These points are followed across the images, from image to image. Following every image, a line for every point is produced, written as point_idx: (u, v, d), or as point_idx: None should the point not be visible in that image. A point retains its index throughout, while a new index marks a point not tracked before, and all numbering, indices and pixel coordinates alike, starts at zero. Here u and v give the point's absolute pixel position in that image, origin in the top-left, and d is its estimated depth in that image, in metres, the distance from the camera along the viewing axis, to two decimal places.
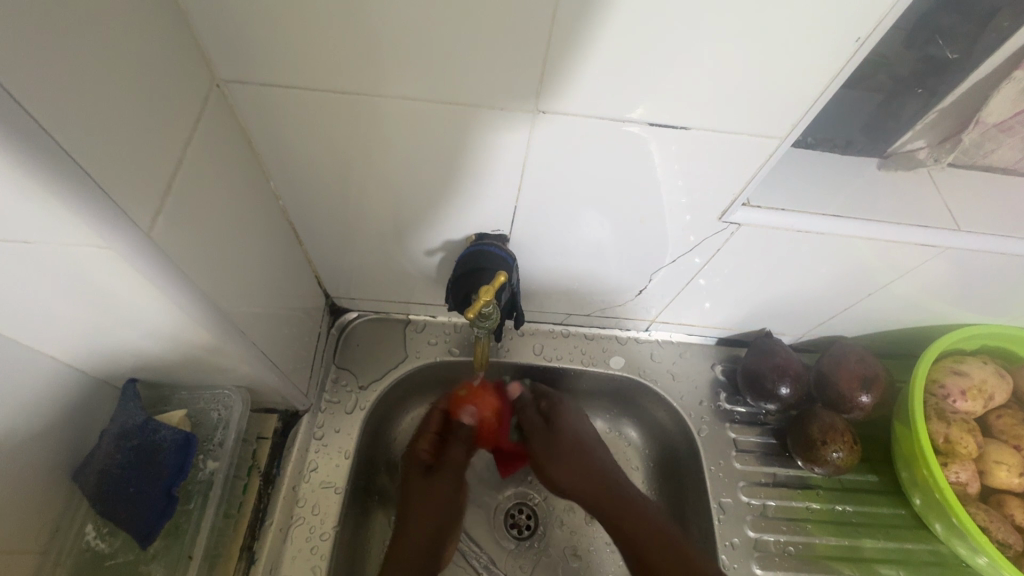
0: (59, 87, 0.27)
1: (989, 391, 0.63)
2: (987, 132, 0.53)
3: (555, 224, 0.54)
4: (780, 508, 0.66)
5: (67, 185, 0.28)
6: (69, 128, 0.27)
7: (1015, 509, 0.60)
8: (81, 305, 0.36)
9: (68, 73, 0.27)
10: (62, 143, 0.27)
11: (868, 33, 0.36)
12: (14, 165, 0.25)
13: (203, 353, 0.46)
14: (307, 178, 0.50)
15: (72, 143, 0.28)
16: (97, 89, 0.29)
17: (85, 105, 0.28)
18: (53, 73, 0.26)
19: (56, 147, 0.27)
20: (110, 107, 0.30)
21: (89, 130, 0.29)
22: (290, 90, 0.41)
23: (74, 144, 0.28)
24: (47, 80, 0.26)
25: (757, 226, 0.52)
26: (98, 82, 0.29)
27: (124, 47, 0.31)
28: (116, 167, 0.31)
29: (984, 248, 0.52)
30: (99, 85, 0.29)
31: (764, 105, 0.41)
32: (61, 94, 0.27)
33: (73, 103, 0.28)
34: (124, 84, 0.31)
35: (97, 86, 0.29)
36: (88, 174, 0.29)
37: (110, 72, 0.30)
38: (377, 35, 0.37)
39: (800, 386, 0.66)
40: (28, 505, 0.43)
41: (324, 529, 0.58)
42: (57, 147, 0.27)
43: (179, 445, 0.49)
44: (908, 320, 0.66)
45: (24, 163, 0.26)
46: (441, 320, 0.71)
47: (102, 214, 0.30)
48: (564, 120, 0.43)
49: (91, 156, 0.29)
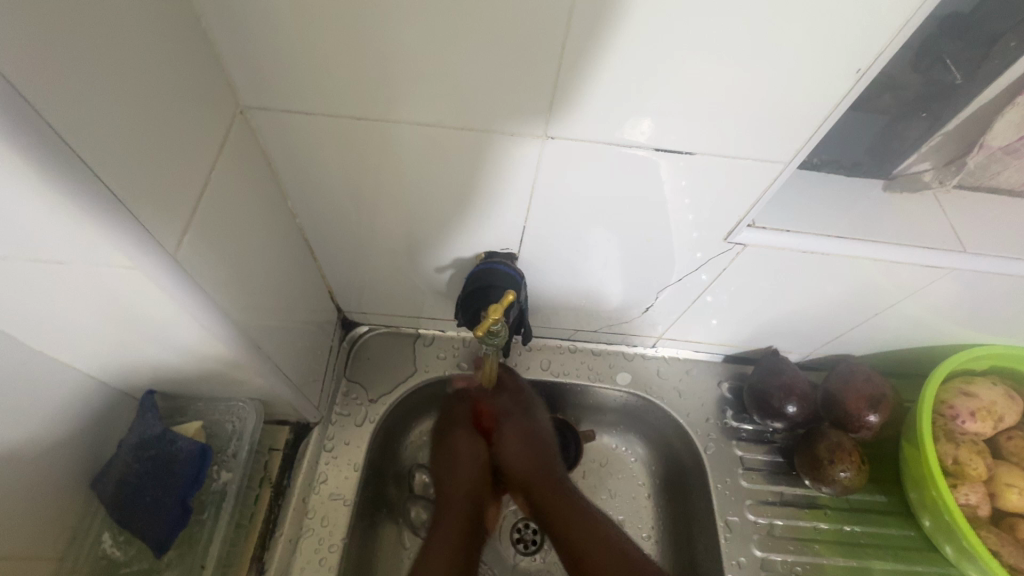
0: (91, 114, 0.28)
1: (999, 413, 0.63)
2: (992, 155, 0.53)
3: (563, 243, 0.55)
4: (787, 528, 0.65)
5: (96, 207, 0.29)
6: (99, 151, 0.29)
7: None
8: (105, 319, 0.38)
9: (101, 102, 0.29)
10: (94, 168, 0.29)
11: (868, 64, 0.37)
12: (54, 189, 0.27)
13: (221, 367, 0.48)
14: (322, 198, 0.51)
15: (105, 168, 0.30)
16: (129, 118, 0.31)
17: (117, 131, 0.30)
18: (87, 104, 0.28)
19: (92, 175, 0.29)
20: (141, 134, 0.32)
21: (119, 153, 0.30)
22: (310, 115, 0.43)
23: (106, 169, 0.30)
24: (81, 104, 0.28)
25: (763, 246, 0.53)
26: (131, 111, 0.31)
27: (156, 79, 0.33)
28: (146, 193, 0.33)
29: (988, 269, 0.53)
30: (130, 113, 0.31)
31: (768, 130, 0.42)
32: (92, 118, 0.28)
33: (103, 129, 0.29)
34: (154, 113, 0.33)
35: (128, 115, 0.31)
36: (120, 198, 0.31)
37: (142, 101, 0.32)
38: (392, 64, 0.39)
39: (807, 405, 0.66)
40: (48, 512, 0.45)
41: (333, 541, 0.59)
42: (89, 171, 0.29)
43: (194, 456, 0.50)
44: (916, 340, 0.65)
45: (59, 185, 0.27)
46: (449, 335, 0.73)
47: (131, 235, 0.32)
48: (572, 143, 0.44)
49: (124, 182, 0.31)
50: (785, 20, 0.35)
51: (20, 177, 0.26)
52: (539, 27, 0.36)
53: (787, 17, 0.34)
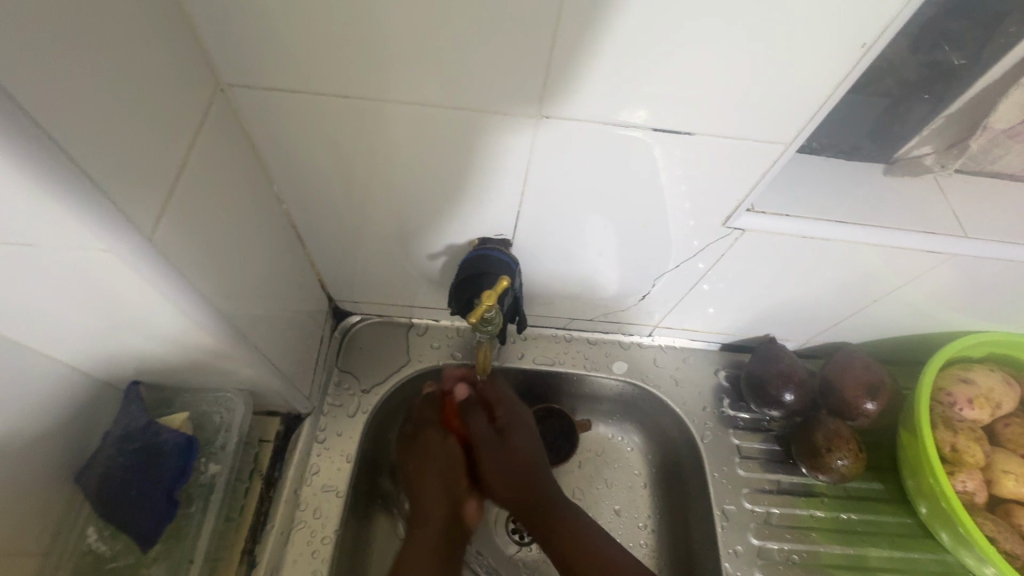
0: (59, 87, 0.26)
1: (997, 399, 0.61)
2: (996, 138, 0.52)
3: (559, 229, 0.54)
4: (784, 516, 0.65)
5: (68, 188, 0.28)
6: (67, 126, 0.27)
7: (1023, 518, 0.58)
8: (83, 306, 0.36)
9: (72, 76, 0.27)
10: (61, 144, 0.27)
11: (874, 39, 0.36)
12: (22, 169, 0.26)
13: (208, 357, 0.46)
14: (310, 182, 0.50)
15: (74, 144, 0.28)
16: (100, 91, 0.29)
17: (87, 105, 0.28)
18: (57, 79, 0.26)
19: (64, 156, 0.27)
20: (116, 110, 0.31)
21: (90, 130, 0.29)
22: (295, 95, 0.41)
23: (76, 147, 0.28)
24: (53, 80, 0.26)
25: (762, 232, 0.52)
26: (102, 84, 0.29)
27: (130, 51, 0.31)
28: (120, 173, 0.31)
29: (989, 255, 0.52)
30: (103, 87, 0.29)
31: (770, 111, 0.41)
32: (65, 95, 0.27)
33: (72, 102, 0.27)
34: (128, 89, 0.31)
35: (101, 90, 0.29)
36: (93, 180, 0.29)
37: (117, 77, 0.30)
38: (380, 40, 0.37)
39: (804, 393, 0.65)
40: (29, 506, 0.43)
41: (326, 533, 0.58)
42: (61, 153, 0.27)
43: (181, 448, 0.48)
44: (914, 327, 0.65)
45: (24, 158, 0.25)
46: (443, 324, 0.71)
47: (108, 218, 0.30)
48: (568, 125, 0.43)
49: (97, 162, 0.29)
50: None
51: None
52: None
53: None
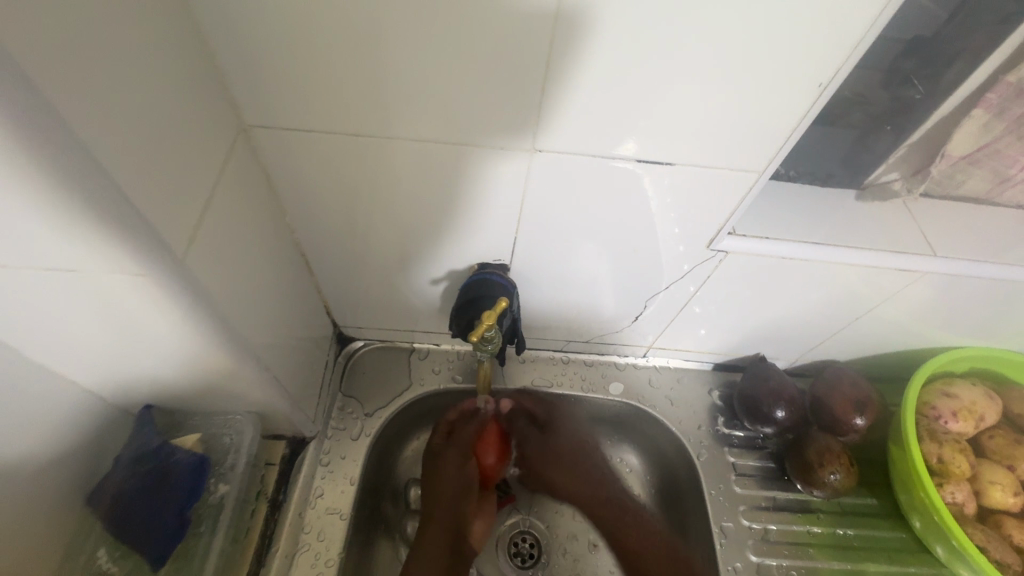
0: (117, 128, 0.30)
1: (980, 412, 0.63)
2: (957, 164, 0.56)
3: (553, 253, 0.57)
4: (782, 532, 0.66)
5: (115, 218, 0.31)
6: (121, 162, 0.30)
7: (1014, 530, 0.58)
8: (108, 329, 0.38)
9: (124, 117, 0.31)
10: (117, 179, 0.30)
11: (829, 78, 0.40)
12: (80, 202, 0.29)
13: (220, 379, 0.48)
14: (319, 212, 0.53)
15: (124, 175, 0.31)
16: (146, 131, 0.33)
17: (137, 144, 0.32)
18: (116, 122, 0.30)
19: (118, 191, 0.30)
20: (160, 146, 0.34)
21: (138, 166, 0.32)
22: (311, 133, 0.45)
23: (127, 181, 0.31)
24: (111, 122, 0.30)
25: (745, 253, 0.55)
26: (151, 126, 0.33)
27: (170, 97, 0.35)
28: (159, 204, 0.34)
29: (959, 271, 0.55)
30: (149, 128, 0.33)
31: (742, 141, 0.45)
32: (119, 136, 0.30)
33: (126, 141, 0.31)
34: (169, 129, 0.35)
35: (148, 129, 0.33)
36: (139, 211, 0.32)
37: (160, 119, 0.34)
38: (389, 83, 0.41)
39: (795, 409, 0.67)
40: (39, 528, 0.44)
41: (330, 555, 0.59)
42: (116, 186, 0.30)
43: (193, 468, 0.50)
44: (896, 343, 0.68)
45: (85, 190, 0.29)
46: (444, 349, 0.74)
47: (145, 244, 0.33)
48: (559, 157, 0.46)
49: (144, 195, 0.32)
50: (758, 37, 0.37)
51: (49, 181, 0.27)
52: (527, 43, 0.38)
53: (756, 36, 0.37)
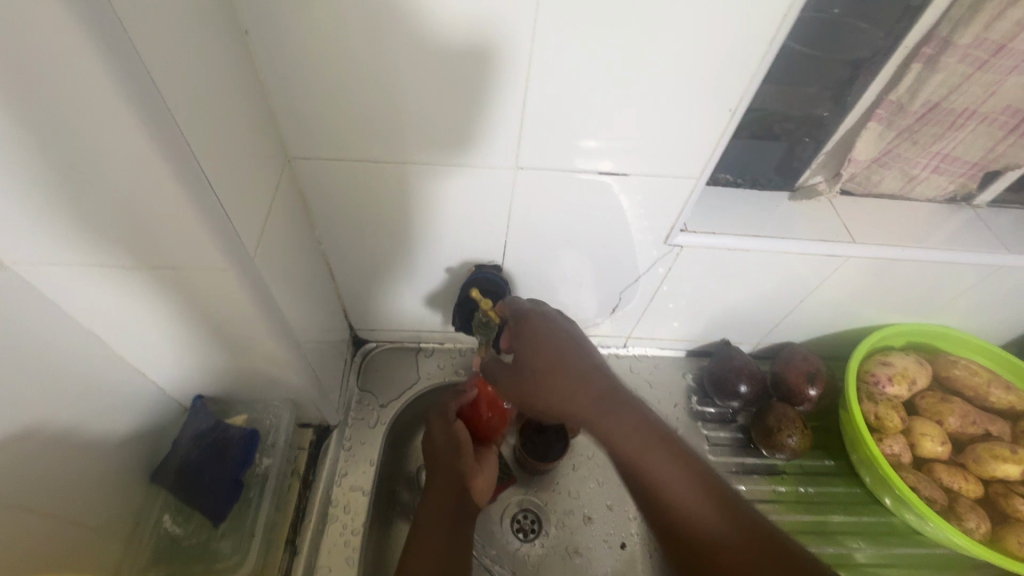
0: (213, 158, 0.39)
1: (912, 376, 0.72)
2: (869, 167, 0.68)
3: (539, 255, 0.67)
4: (751, 492, 0.75)
5: (217, 228, 0.40)
6: (219, 183, 0.40)
7: (942, 472, 0.67)
8: (186, 321, 0.48)
9: (218, 150, 0.40)
10: (218, 196, 0.40)
11: (736, 103, 0.50)
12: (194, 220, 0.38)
13: (265, 367, 0.58)
14: (342, 229, 0.62)
15: (221, 194, 0.40)
16: (231, 161, 0.42)
17: (225, 170, 0.41)
18: (215, 155, 0.39)
19: (219, 206, 0.40)
20: (238, 172, 0.43)
21: (228, 188, 0.41)
22: (340, 162, 0.54)
23: (223, 197, 0.41)
24: (212, 154, 0.39)
25: (697, 247, 0.65)
26: (234, 157, 0.42)
27: (244, 133, 0.44)
28: (240, 216, 0.43)
29: (876, 254, 0.66)
30: (232, 159, 0.42)
31: (685, 153, 0.54)
32: (216, 163, 0.39)
33: (218, 166, 0.40)
34: (245, 158, 0.44)
35: (230, 159, 0.42)
36: (231, 223, 0.42)
37: (239, 153, 0.43)
38: (404, 120, 0.50)
39: (756, 383, 0.77)
40: (120, 492, 0.53)
41: (355, 525, 0.67)
42: (217, 201, 0.39)
43: (245, 440, 0.58)
44: (839, 322, 0.78)
45: (199, 205, 0.38)
46: (447, 347, 0.84)
47: (234, 249, 0.42)
48: (542, 174, 0.56)
49: (234, 208, 0.42)
50: (697, 71, 0.47)
51: (177, 198, 0.36)
52: (517, 84, 0.48)
53: (697, 70, 0.47)
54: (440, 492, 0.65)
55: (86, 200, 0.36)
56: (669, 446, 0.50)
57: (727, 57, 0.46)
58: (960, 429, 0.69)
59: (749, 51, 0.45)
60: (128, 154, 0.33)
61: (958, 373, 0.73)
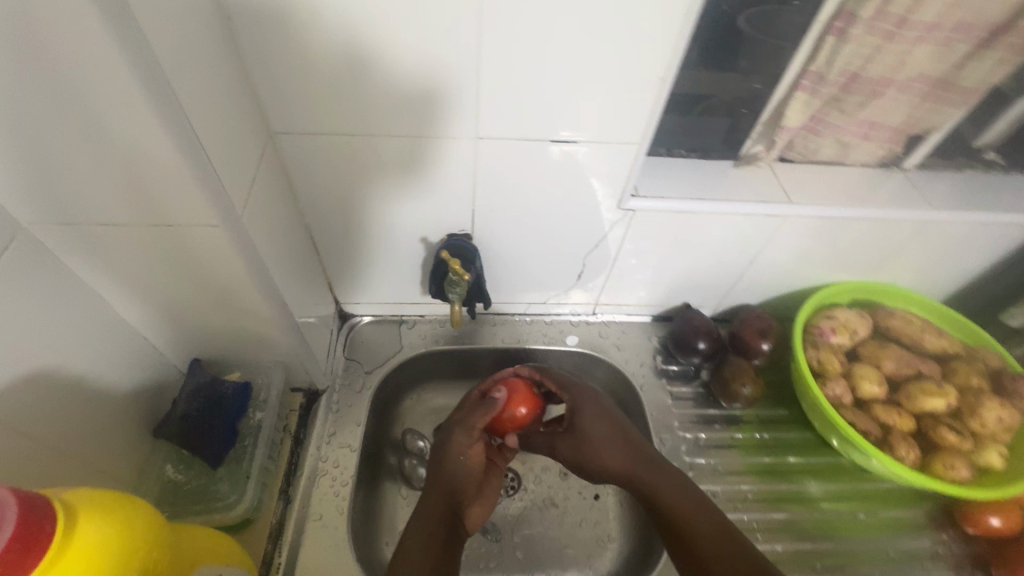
0: (203, 122, 0.44)
1: (853, 328, 0.79)
2: (804, 135, 0.74)
3: (506, 223, 0.73)
4: (711, 439, 0.81)
5: (207, 183, 0.45)
6: (209, 145, 0.45)
7: (879, 410, 0.73)
8: (183, 278, 0.54)
9: (207, 117, 0.45)
10: (209, 155, 0.45)
11: (665, 72, 0.55)
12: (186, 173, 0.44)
13: (255, 327, 0.63)
14: (324, 201, 0.68)
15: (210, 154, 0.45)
16: (218, 127, 0.47)
17: (213, 135, 0.46)
18: (204, 120, 0.45)
19: (209, 164, 0.45)
20: (225, 138, 0.48)
21: (216, 151, 0.47)
22: (318, 135, 0.60)
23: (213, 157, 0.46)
24: (202, 119, 0.44)
25: (648, 210, 0.71)
26: (221, 125, 0.48)
27: (230, 105, 0.50)
28: (228, 178, 0.49)
29: (812, 212, 0.73)
30: (219, 126, 0.47)
31: (629, 120, 0.60)
32: (206, 127, 0.45)
33: (208, 130, 0.45)
34: (231, 126, 0.49)
35: (218, 126, 0.47)
36: (219, 182, 0.47)
37: (225, 120, 0.48)
38: (373, 93, 0.56)
39: (713, 340, 0.84)
40: (124, 440, 0.59)
41: (344, 477, 0.72)
42: (206, 160, 0.45)
43: (239, 392, 0.64)
44: (788, 282, 0.85)
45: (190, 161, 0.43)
46: (429, 319, 0.90)
47: (221, 204, 0.48)
48: (501, 142, 0.62)
49: (222, 170, 0.47)
50: (633, 42, 0.53)
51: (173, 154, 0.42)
52: (471, 58, 0.53)
53: (631, 41, 0.53)
54: (430, 508, 0.64)
55: (93, 157, 0.41)
56: (654, 465, 0.68)
57: (655, 28, 0.52)
58: (896, 371, 0.75)
59: (674, 22, 0.51)
60: (127, 112, 0.39)
61: (896, 323, 0.80)
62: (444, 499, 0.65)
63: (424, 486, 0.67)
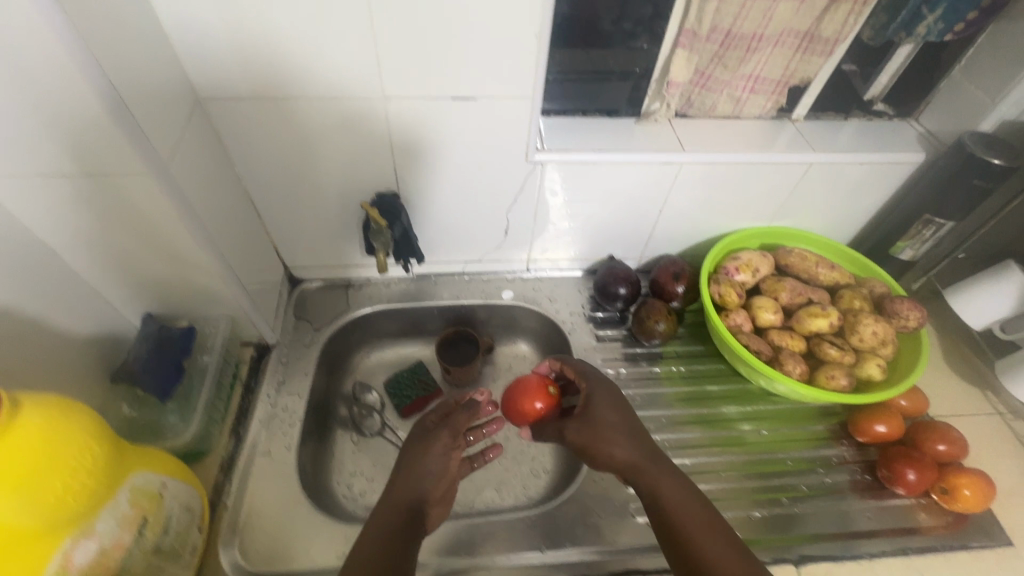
0: (128, 82, 0.52)
1: (755, 266, 0.86)
2: (694, 90, 0.82)
3: (430, 181, 0.80)
4: (631, 373, 0.88)
5: (135, 136, 0.52)
6: (134, 102, 0.52)
7: (774, 335, 0.81)
8: (122, 229, 0.61)
9: (132, 78, 0.52)
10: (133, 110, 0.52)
11: (542, 28, 0.63)
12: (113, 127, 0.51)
13: (198, 278, 0.70)
14: (259, 166, 0.75)
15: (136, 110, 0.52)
16: (144, 88, 0.54)
17: (139, 95, 0.53)
18: (128, 81, 0.52)
19: (134, 119, 0.52)
20: (152, 100, 0.55)
21: (142, 109, 0.54)
22: (244, 100, 0.67)
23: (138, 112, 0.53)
24: (126, 79, 0.51)
25: (555, 162, 0.79)
26: (147, 87, 0.54)
27: (156, 71, 0.57)
28: (155, 133, 0.56)
29: (705, 159, 0.80)
30: (144, 87, 0.54)
31: (522, 74, 0.68)
32: (130, 87, 0.52)
33: (133, 90, 0.52)
34: (157, 90, 0.56)
35: (144, 88, 0.54)
36: (145, 134, 0.54)
37: (151, 84, 0.55)
38: (288, 59, 0.63)
39: (633, 286, 0.91)
40: (79, 379, 0.66)
41: (291, 418, 0.79)
42: (131, 114, 0.52)
43: (184, 334, 0.72)
44: (698, 230, 0.93)
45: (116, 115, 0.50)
46: (377, 281, 0.97)
47: (150, 156, 0.55)
48: (411, 101, 0.69)
49: (147, 125, 0.54)
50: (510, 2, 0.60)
51: (99, 111, 0.49)
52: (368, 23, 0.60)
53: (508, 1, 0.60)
54: (391, 508, 0.59)
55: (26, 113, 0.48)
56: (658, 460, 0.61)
57: None
58: (791, 301, 0.84)
59: None
60: (55, 70, 0.46)
61: (793, 260, 0.87)
62: (407, 500, 0.61)
63: (391, 485, 0.63)
